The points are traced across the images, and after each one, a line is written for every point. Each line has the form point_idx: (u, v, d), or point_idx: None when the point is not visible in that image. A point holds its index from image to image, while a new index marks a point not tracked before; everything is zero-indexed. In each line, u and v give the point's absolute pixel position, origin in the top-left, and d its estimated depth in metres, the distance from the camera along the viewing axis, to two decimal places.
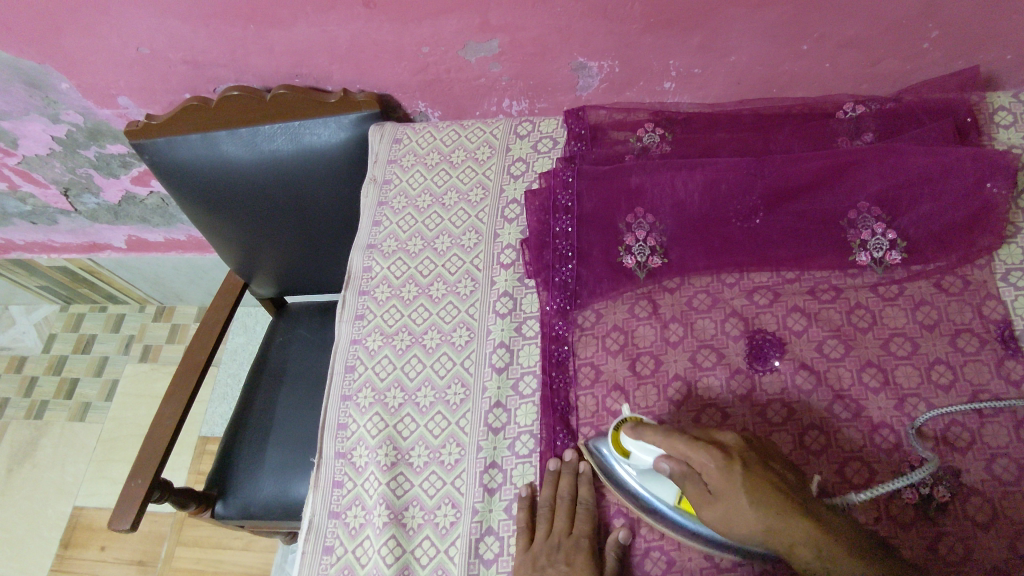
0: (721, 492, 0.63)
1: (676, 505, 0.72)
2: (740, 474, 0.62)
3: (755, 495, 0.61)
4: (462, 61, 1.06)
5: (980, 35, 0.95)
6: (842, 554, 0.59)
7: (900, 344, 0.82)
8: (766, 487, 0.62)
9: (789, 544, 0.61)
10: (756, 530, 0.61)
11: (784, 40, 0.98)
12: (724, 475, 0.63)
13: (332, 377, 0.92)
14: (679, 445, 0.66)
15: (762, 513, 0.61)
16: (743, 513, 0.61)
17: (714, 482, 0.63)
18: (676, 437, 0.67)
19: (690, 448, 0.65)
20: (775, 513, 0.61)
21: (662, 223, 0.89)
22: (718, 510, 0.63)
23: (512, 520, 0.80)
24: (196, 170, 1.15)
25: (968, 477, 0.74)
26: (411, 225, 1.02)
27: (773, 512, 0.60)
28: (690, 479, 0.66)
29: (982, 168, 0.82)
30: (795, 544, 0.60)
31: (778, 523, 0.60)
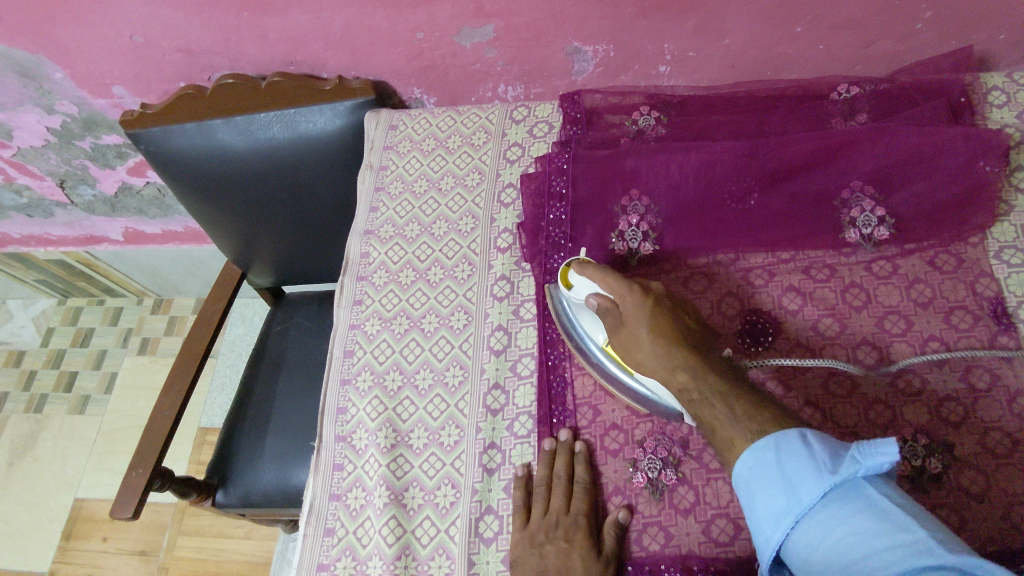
0: (630, 317, 0.74)
1: (603, 348, 0.80)
2: (649, 306, 0.74)
3: (653, 322, 0.73)
4: (456, 47, 1.06)
5: (973, 15, 0.95)
6: (715, 386, 0.67)
7: (894, 321, 0.82)
8: (666, 322, 0.73)
9: (672, 368, 0.70)
10: (648, 350, 0.72)
11: (777, 23, 0.99)
12: (637, 305, 0.74)
13: (331, 362, 0.93)
14: (610, 281, 0.76)
15: (656, 336, 0.72)
16: (641, 337, 0.73)
17: (626, 309, 0.75)
18: (610, 276, 0.77)
19: (620, 284, 0.76)
20: (669, 341, 0.71)
21: (657, 205, 0.90)
22: (625, 333, 0.75)
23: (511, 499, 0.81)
24: (192, 158, 1.15)
25: (962, 451, 0.75)
26: (408, 210, 1.02)
27: (664, 338, 0.71)
28: (611, 311, 0.77)
29: (974, 147, 0.83)
30: (677, 367, 0.70)
31: (668, 349, 0.71)
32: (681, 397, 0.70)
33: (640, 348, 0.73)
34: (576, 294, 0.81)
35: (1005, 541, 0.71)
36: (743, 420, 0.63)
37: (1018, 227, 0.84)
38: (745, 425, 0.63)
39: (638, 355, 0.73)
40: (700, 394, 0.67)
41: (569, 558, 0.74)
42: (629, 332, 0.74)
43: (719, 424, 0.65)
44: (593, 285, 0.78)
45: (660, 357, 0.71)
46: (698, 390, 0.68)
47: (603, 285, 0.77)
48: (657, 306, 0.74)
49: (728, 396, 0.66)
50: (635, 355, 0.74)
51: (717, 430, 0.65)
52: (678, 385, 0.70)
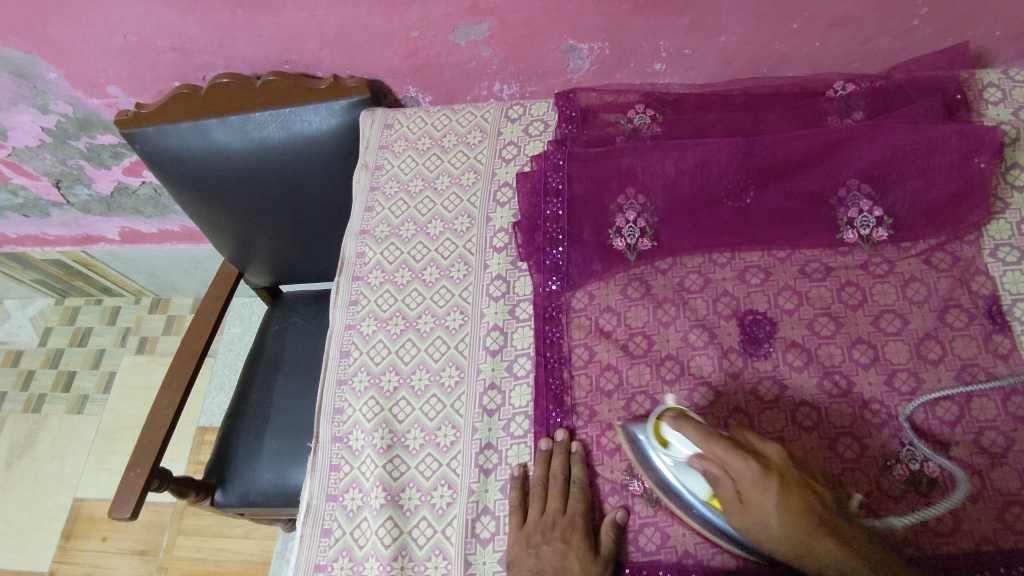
0: (751, 494, 0.68)
1: (706, 502, 0.73)
2: (775, 482, 0.67)
3: (784, 499, 0.67)
4: (451, 45, 1.06)
5: (969, 11, 0.95)
6: (867, 571, 0.65)
7: (890, 320, 0.82)
8: (795, 495, 0.67)
9: (812, 541, 0.66)
10: (780, 533, 0.67)
11: (773, 20, 0.98)
12: (759, 482, 0.67)
13: (328, 362, 0.93)
14: (720, 452, 0.69)
15: (790, 515, 0.66)
16: (772, 520, 0.67)
17: (747, 484, 0.68)
18: (720, 444, 0.69)
19: (733, 457, 0.68)
20: (802, 517, 0.66)
21: (654, 204, 0.90)
22: (749, 513, 0.68)
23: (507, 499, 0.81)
24: (187, 159, 1.14)
25: (957, 450, 0.75)
26: (403, 210, 1.02)
27: (797, 513, 0.66)
28: (726, 482, 0.69)
29: (968, 144, 0.83)
30: (814, 543, 0.66)
31: (804, 525, 0.66)
32: (825, 574, 0.66)
33: (768, 528, 0.67)
34: (674, 452, 0.73)
35: (999, 540, 0.71)
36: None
37: (1014, 224, 0.84)
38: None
39: (767, 533, 0.68)
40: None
41: (566, 559, 0.74)
42: (754, 511, 0.68)
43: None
44: (698, 449, 0.70)
45: (793, 530, 0.66)
46: (852, 573, 0.65)
47: (713, 457, 0.70)
48: (781, 475, 0.68)
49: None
50: (760, 536, 0.68)
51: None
52: (821, 562, 0.66)
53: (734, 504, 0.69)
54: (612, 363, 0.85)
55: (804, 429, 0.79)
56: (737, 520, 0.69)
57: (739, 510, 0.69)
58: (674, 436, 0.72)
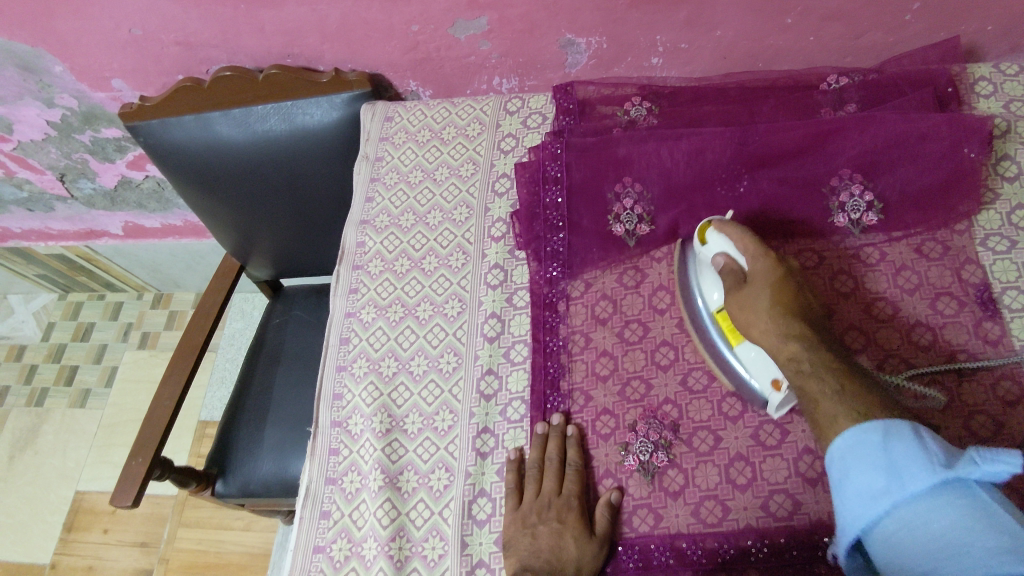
0: (755, 278, 0.78)
1: (715, 312, 0.82)
2: (775, 272, 0.78)
3: (777, 292, 0.77)
4: (451, 39, 1.07)
5: (962, 6, 0.96)
6: (821, 362, 0.70)
7: (881, 307, 0.84)
8: (791, 296, 0.77)
9: (784, 338, 0.74)
10: (763, 315, 0.76)
11: (768, 14, 1.00)
12: (766, 268, 0.78)
13: (328, 349, 0.94)
14: (742, 240, 0.80)
15: (776, 303, 0.76)
16: (760, 305, 0.76)
17: (755, 271, 0.79)
18: (746, 236, 0.81)
19: (753, 244, 0.80)
20: (787, 315, 0.75)
21: (650, 193, 0.91)
22: (743, 292, 0.78)
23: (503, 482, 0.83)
24: (190, 151, 1.16)
25: (946, 434, 0.76)
26: (403, 200, 1.03)
27: (781, 308, 0.75)
28: (736, 272, 0.80)
29: (959, 133, 0.84)
30: (790, 338, 0.73)
31: (783, 320, 0.74)
32: (785, 366, 0.73)
33: (757, 309, 0.76)
34: (707, 251, 0.83)
35: None
36: (836, 397, 0.66)
37: (1004, 214, 0.85)
38: (848, 403, 0.65)
39: (752, 323, 0.76)
40: (806, 365, 0.70)
41: (562, 538, 0.75)
42: (749, 293, 0.78)
43: (819, 401, 0.67)
44: (727, 245, 0.81)
45: (774, 327, 0.75)
46: (807, 363, 0.71)
47: (737, 247, 0.81)
48: (787, 281, 0.78)
49: (835, 377, 0.68)
50: (748, 322, 0.77)
51: (820, 405, 0.67)
52: (786, 355, 0.73)
53: (736, 286, 0.79)
54: (608, 349, 0.86)
55: None
56: (731, 305, 0.79)
57: (736, 293, 0.79)
58: (714, 235, 0.82)
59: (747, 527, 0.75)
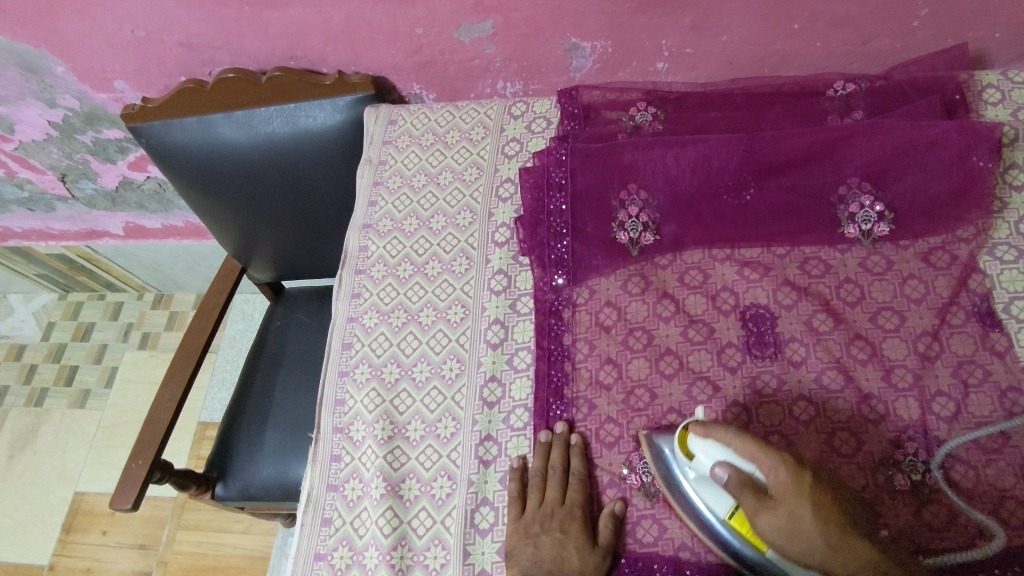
0: (783, 496, 0.64)
1: (726, 518, 0.70)
2: (805, 483, 0.64)
3: (819, 507, 0.63)
4: (455, 42, 1.07)
5: (970, 12, 0.96)
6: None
7: (888, 317, 0.83)
8: (829, 505, 0.64)
9: (852, 568, 0.64)
10: (818, 538, 0.64)
11: (775, 20, 0.99)
12: (791, 485, 0.64)
13: (330, 355, 0.94)
14: (752, 451, 0.66)
15: (827, 522, 0.63)
16: (806, 531, 0.63)
17: (780, 488, 0.64)
18: (750, 443, 0.66)
19: (771, 455, 0.65)
20: (838, 527, 0.64)
21: (655, 199, 0.91)
22: (777, 514, 0.64)
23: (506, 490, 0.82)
24: (193, 153, 1.15)
25: (952, 446, 0.76)
26: (406, 205, 1.03)
27: (833, 525, 0.63)
28: (752, 484, 0.66)
29: (967, 141, 0.84)
30: (858, 565, 0.64)
31: (838, 540, 0.64)
32: (850, 573, 0.64)
33: (809, 544, 0.64)
34: (698, 464, 0.71)
35: (993, 534, 0.72)
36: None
37: (1012, 223, 0.85)
38: None
39: (794, 542, 0.64)
40: None
41: (564, 549, 0.75)
42: (785, 510, 0.64)
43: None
44: (722, 456, 0.68)
45: (826, 543, 0.64)
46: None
47: (741, 457, 0.67)
48: (815, 484, 0.65)
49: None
50: (792, 549, 0.65)
51: None
52: None
53: (756, 505, 0.65)
54: (612, 357, 0.86)
55: (802, 423, 0.79)
56: (760, 527, 0.65)
57: (761, 517, 0.65)
58: (696, 443, 0.71)
59: None
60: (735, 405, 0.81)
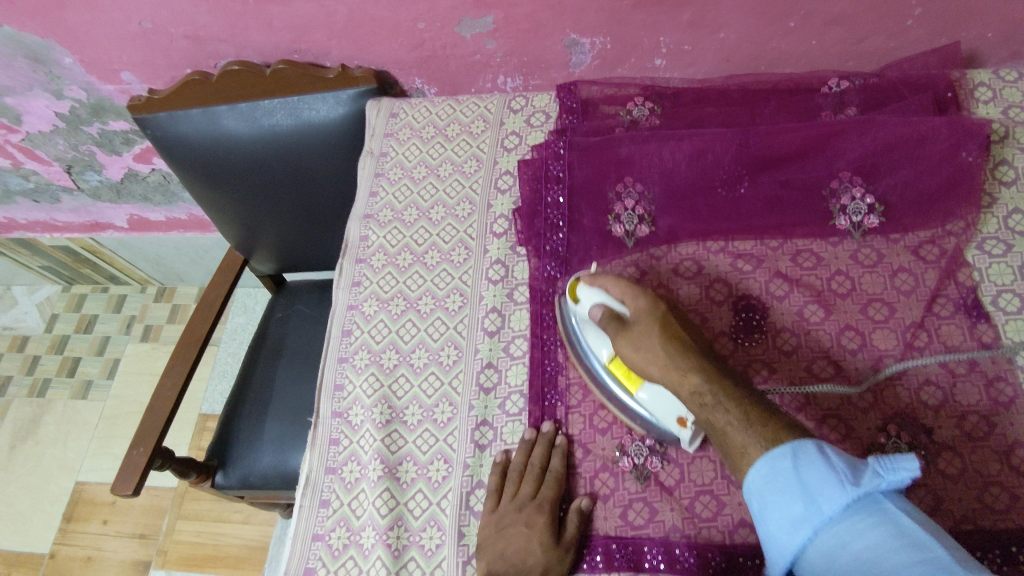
0: (638, 316, 0.76)
1: (607, 365, 0.80)
2: (656, 308, 0.76)
3: (662, 327, 0.74)
4: (457, 37, 1.09)
5: (963, 11, 0.97)
6: (721, 390, 0.67)
7: (877, 308, 0.85)
8: (675, 327, 0.74)
9: (684, 371, 0.70)
10: (656, 351, 0.72)
11: (771, 18, 1.01)
12: (645, 309, 0.76)
13: (330, 341, 0.95)
14: (620, 289, 0.79)
15: (666, 335, 0.73)
16: (652, 342, 0.73)
17: (637, 309, 0.77)
18: (619, 282, 0.80)
19: (632, 288, 0.79)
20: (677, 343, 0.72)
21: (650, 191, 0.92)
22: (630, 333, 0.75)
23: None
24: (197, 144, 1.17)
25: (939, 434, 0.77)
26: (407, 196, 1.04)
27: (672, 339, 0.73)
28: (616, 314, 0.78)
29: (956, 137, 0.86)
30: (688, 371, 0.70)
31: (677, 350, 0.72)
32: (687, 398, 0.70)
33: (654, 352, 0.73)
34: (582, 309, 0.81)
35: (980, 521, 0.73)
36: (745, 427, 0.64)
37: (1000, 218, 0.86)
38: (756, 432, 0.63)
39: (645, 361, 0.73)
40: (713, 400, 0.67)
41: (529, 542, 0.75)
42: (640, 336, 0.74)
43: (730, 433, 0.65)
44: (599, 297, 0.80)
45: (666, 353, 0.72)
46: (711, 395, 0.68)
47: (611, 294, 0.79)
48: (668, 314, 0.76)
49: (744, 408, 0.65)
50: (645, 367, 0.73)
51: (729, 436, 0.65)
52: (686, 389, 0.70)
53: (617, 330, 0.76)
54: None
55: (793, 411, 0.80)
56: (625, 355, 0.75)
57: (620, 338, 0.75)
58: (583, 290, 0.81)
59: (741, 522, 0.75)
60: None
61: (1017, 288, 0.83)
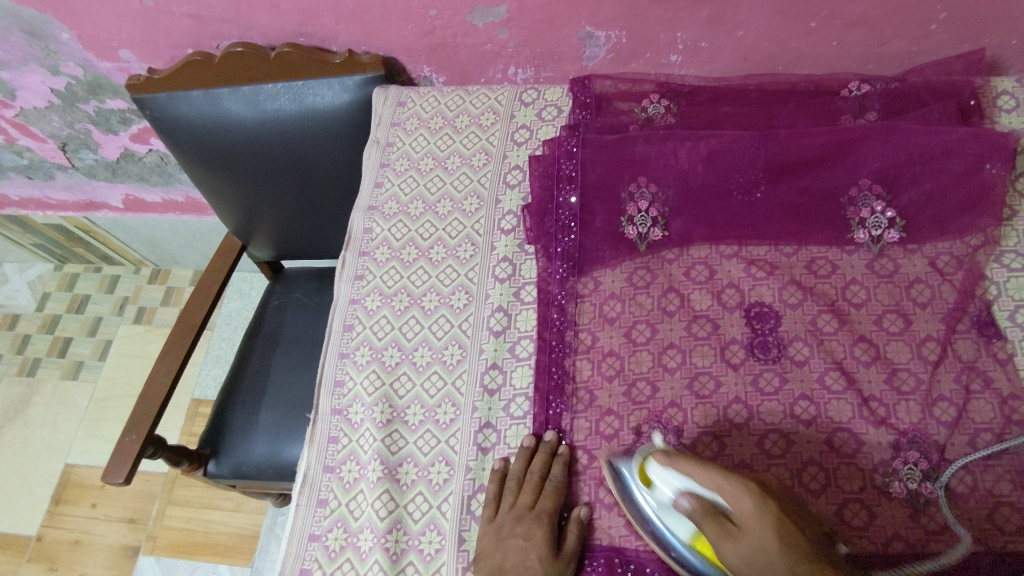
0: (744, 523, 0.61)
1: (691, 545, 0.69)
2: (770, 510, 0.61)
3: (782, 537, 0.59)
4: (469, 26, 1.06)
5: (989, 17, 0.95)
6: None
7: (893, 320, 0.83)
8: (795, 532, 0.60)
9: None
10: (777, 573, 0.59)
11: (792, 17, 0.98)
12: (755, 512, 0.61)
13: (331, 335, 0.93)
14: (712, 478, 0.65)
15: (790, 552, 0.59)
16: (771, 560, 0.59)
17: (741, 512, 0.62)
18: (710, 469, 0.65)
19: (727, 479, 0.64)
20: (804, 559, 0.59)
21: (665, 193, 0.90)
22: (740, 541, 0.61)
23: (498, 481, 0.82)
24: (198, 127, 1.14)
25: (950, 451, 0.76)
26: (413, 188, 1.02)
27: (797, 556, 0.59)
28: (714, 509, 0.64)
29: (982, 149, 0.83)
30: None
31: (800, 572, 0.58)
32: None
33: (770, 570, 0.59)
34: (660, 493, 0.70)
35: (991, 541, 0.72)
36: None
37: (1021, 232, 0.85)
38: None
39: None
40: None
41: (529, 555, 0.73)
42: (748, 540, 0.60)
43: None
44: (678, 482, 0.68)
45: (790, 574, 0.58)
46: None
47: (698, 483, 0.66)
48: (784, 517, 0.61)
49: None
50: None
51: None
52: None
53: (724, 539, 0.61)
54: (615, 349, 0.85)
55: (804, 424, 0.79)
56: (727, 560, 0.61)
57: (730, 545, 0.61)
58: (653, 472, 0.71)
59: None
60: (736, 402, 0.81)
61: None
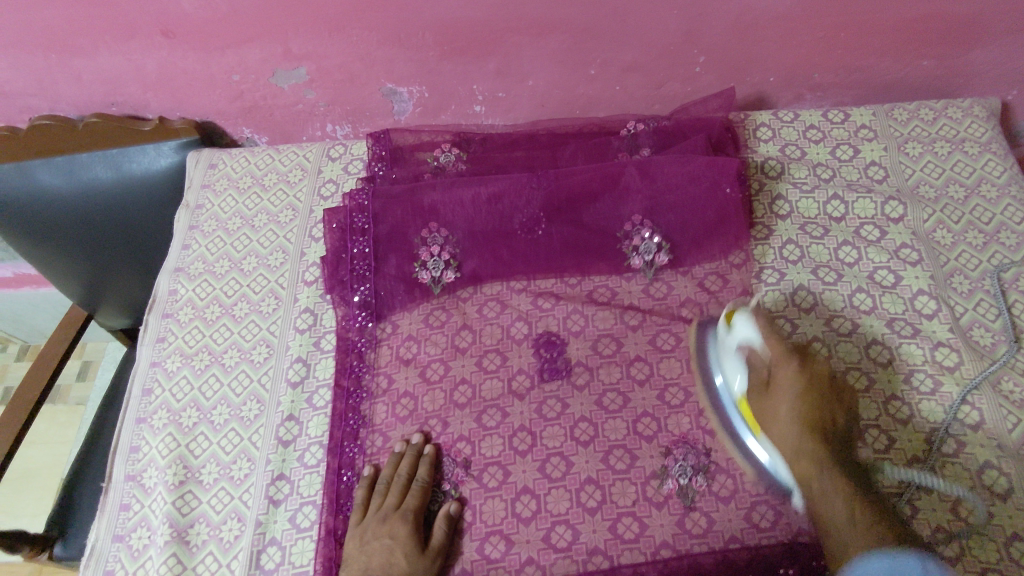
0: (778, 390, 0.75)
1: (735, 404, 0.78)
2: (802, 396, 0.74)
3: (801, 404, 0.74)
4: (275, 88, 1.10)
5: (743, 59, 1.05)
6: (833, 471, 0.70)
7: (665, 338, 0.89)
8: (818, 412, 0.74)
9: (803, 454, 0.72)
10: (792, 436, 0.73)
11: (572, 66, 1.06)
12: (792, 378, 0.75)
13: (129, 401, 0.91)
14: (773, 344, 0.77)
15: (801, 422, 0.73)
16: (784, 415, 0.74)
17: (779, 377, 0.76)
18: (776, 342, 0.77)
19: (782, 354, 0.76)
20: (811, 429, 0.73)
21: (455, 236, 0.94)
22: (773, 398, 0.75)
23: (295, 504, 0.82)
24: (13, 200, 1.13)
25: (716, 454, 0.80)
26: (219, 247, 1.02)
27: (810, 429, 0.73)
28: (761, 368, 0.77)
29: (715, 174, 0.93)
30: (808, 456, 0.71)
31: (805, 432, 0.73)
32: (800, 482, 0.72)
33: (779, 417, 0.74)
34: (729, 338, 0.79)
35: (746, 539, 0.76)
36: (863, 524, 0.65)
37: (776, 249, 0.94)
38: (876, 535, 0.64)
39: (779, 431, 0.73)
40: (818, 488, 0.70)
41: (392, 555, 0.76)
42: (778, 398, 0.75)
43: (835, 524, 0.67)
44: (754, 337, 0.76)
45: (798, 439, 0.72)
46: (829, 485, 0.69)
47: (765, 346, 0.76)
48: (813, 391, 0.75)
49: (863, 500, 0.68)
50: (777, 434, 0.74)
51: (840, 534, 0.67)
52: (798, 472, 0.71)
53: (762, 391, 0.76)
54: (409, 389, 0.87)
55: (582, 444, 0.82)
56: (757, 412, 0.75)
57: (761, 397, 0.75)
58: (742, 320, 0.78)
59: (528, 559, 0.77)
60: (520, 430, 0.84)
61: (789, 314, 0.89)
